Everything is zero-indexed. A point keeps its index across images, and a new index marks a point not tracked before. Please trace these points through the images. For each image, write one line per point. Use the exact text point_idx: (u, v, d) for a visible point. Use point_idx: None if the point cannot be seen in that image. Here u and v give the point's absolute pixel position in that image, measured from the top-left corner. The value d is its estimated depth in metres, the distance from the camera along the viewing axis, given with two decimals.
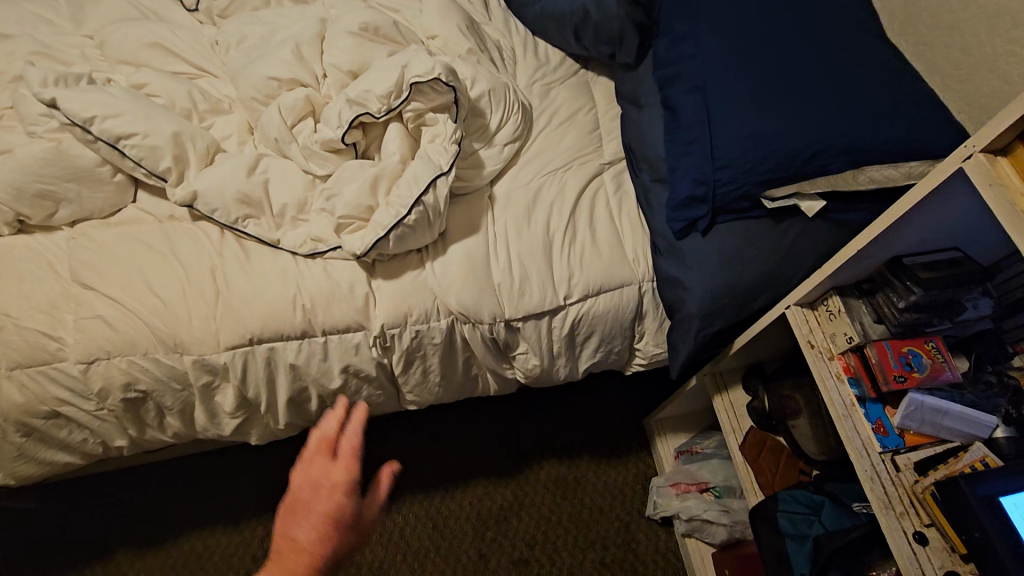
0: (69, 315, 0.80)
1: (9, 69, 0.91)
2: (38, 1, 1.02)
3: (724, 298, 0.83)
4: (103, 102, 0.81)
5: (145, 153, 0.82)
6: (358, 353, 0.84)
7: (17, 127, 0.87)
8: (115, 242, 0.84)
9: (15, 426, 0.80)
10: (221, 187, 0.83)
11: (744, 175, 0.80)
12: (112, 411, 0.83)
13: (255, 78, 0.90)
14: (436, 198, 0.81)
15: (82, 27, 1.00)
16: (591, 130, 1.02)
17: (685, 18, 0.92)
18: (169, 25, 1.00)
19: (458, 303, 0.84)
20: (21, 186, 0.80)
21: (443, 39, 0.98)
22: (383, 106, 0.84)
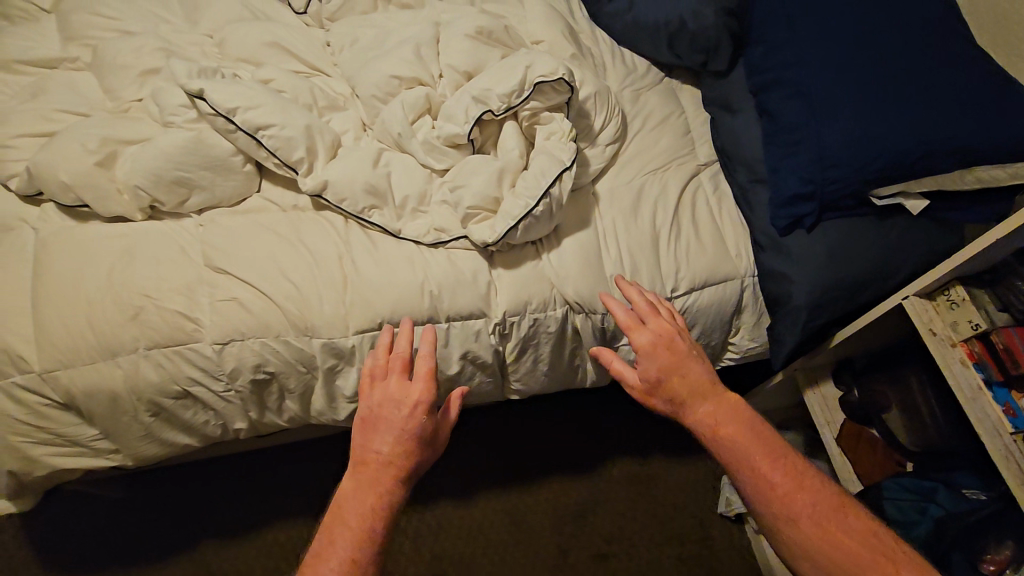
0: (204, 297, 0.82)
1: (138, 63, 0.95)
2: (154, 2, 1.06)
3: (832, 291, 0.86)
4: (243, 95, 0.85)
5: (281, 144, 0.85)
6: (478, 340, 0.86)
7: (148, 118, 0.91)
8: (245, 229, 0.87)
9: (147, 405, 0.82)
10: (351, 177, 0.86)
11: (855, 174, 0.84)
12: (238, 393, 0.85)
13: (376, 76, 0.94)
14: (561, 191, 0.85)
15: (199, 27, 1.04)
16: (683, 133, 1.06)
17: (782, 28, 0.97)
18: (283, 27, 1.04)
19: (575, 293, 0.87)
20: (162, 172, 0.83)
21: (547, 44, 1.02)
22: (503, 104, 0.88)
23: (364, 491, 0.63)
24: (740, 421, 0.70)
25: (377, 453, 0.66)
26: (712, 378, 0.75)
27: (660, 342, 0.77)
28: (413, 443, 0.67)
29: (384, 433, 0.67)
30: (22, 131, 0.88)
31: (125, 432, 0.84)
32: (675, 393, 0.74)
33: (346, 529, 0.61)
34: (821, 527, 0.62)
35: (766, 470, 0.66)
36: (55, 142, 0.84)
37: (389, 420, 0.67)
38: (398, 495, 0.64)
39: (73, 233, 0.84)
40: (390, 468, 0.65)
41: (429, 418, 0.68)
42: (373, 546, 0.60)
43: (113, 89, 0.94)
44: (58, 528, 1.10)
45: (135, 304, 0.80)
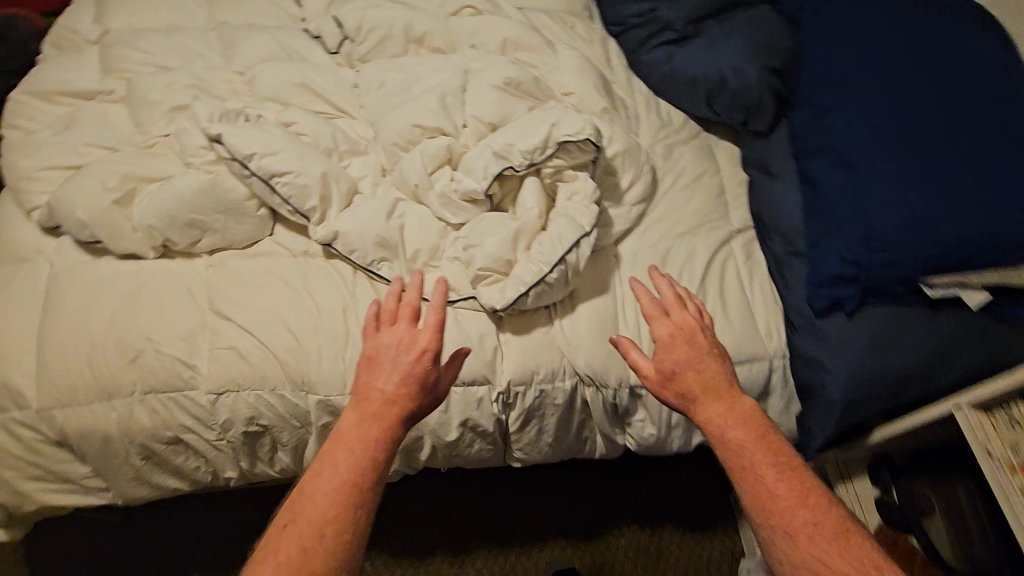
0: (204, 344, 0.81)
1: (168, 99, 0.96)
2: (192, 36, 1.07)
3: (872, 387, 0.78)
4: (263, 140, 0.84)
5: (295, 192, 0.84)
6: (479, 408, 0.81)
7: (170, 155, 0.91)
8: (252, 274, 0.86)
9: (138, 449, 0.81)
10: (362, 229, 0.84)
11: (905, 259, 0.76)
12: (230, 442, 0.83)
13: (398, 124, 0.92)
14: (577, 258, 0.80)
15: (232, 63, 1.05)
16: (718, 194, 0.99)
17: (831, 93, 0.91)
18: (313, 67, 1.03)
19: (586, 366, 0.82)
20: (175, 214, 0.83)
21: (578, 96, 0.99)
22: (525, 161, 0.84)
23: (363, 425, 0.63)
24: (749, 426, 0.66)
25: (381, 389, 0.65)
26: (729, 381, 0.70)
27: (682, 333, 0.74)
28: (416, 387, 0.66)
29: (388, 372, 0.66)
30: (51, 163, 0.91)
31: (115, 473, 0.83)
32: (687, 385, 0.70)
33: (344, 458, 0.61)
34: (819, 534, 0.58)
35: (772, 482, 0.62)
36: (77, 177, 0.85)
37: (395, 360, 0.67)
38: (394, 436, 0.64)
39: (85, 268, 0.84)
40: (390, 407, 0.65)
41: (434, 366, 0.67)
42: (369, 480, 0.60)
43: (142, 123, 0.95)
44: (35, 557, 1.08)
45: (135, 347, 0.79)
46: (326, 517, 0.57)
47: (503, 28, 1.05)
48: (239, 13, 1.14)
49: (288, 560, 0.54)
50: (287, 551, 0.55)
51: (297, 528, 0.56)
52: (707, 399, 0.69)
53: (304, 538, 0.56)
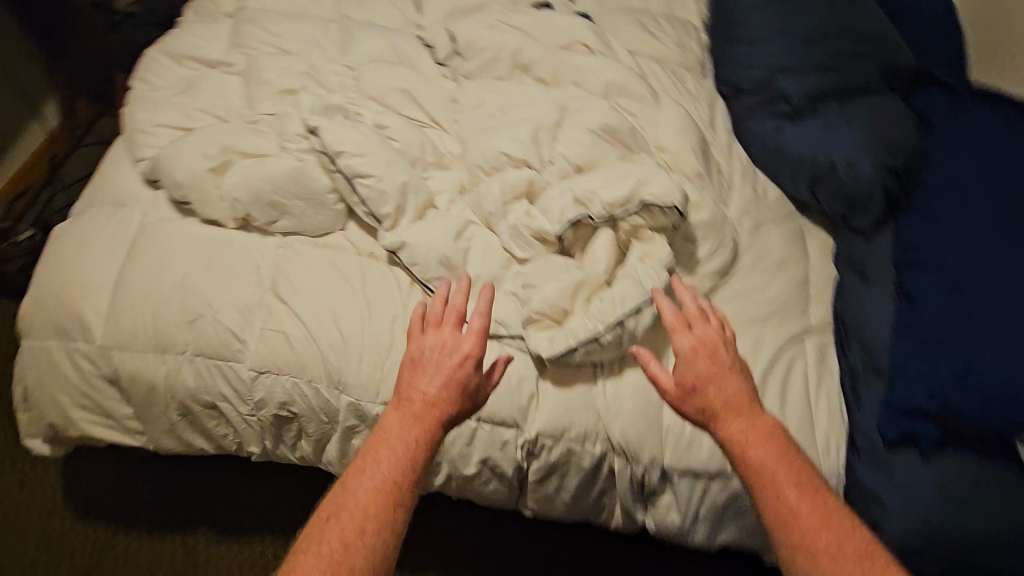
0: (258, 321, 0.83)
1: (280, 82, 1.01)
2: (315, 25, 1.13)
3: (935, 541, 0.71)
4: (355, 140, 0.87)
5: (374, 195, 0.86)
6: (502, 450, 0.79)
7: (268, 134, 0.95)
8: (317, 264, 0.88)
9: (177, 405, 0.85)
10: (429, 244, 0.85)
11: (1001, 412, 0.70)
12: (259, 420, 0.85)
13: (486, 149, 0.92)
14: (636, 324, 0.78)
15: (345, 57, 1.09)
16: (800, 284, 0.93)
17: (948, 204, 0.84)
18: (419, 76, 1.06)
19: (621, 435, 0.78)
20: (261, 193, 0.87)
21: (672, 154, 0.96)
22: (604, 212, 0.82)
23: (406, 424, 0.68)
24: (770, 440, 0.67)
25: (423, 392, 0.70)
26: (750, 397, 0.71)
27: (710, 352, 0.73)
28: (457, 390, 0.70)
29: (431, 375, 0.71)
30: (165, 121, 0.97)
31: (152, 421, 0.88)
32: (711, 404, 0.70)
33: (388, 453, 0.66)
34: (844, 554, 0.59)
35: (792, 499, 0.63)
36: (184, 140, 0.91)
37: (438, 363, 0.71)
38: (434, 436, 0.68)
39: (172, 225, 0.90)
40: (428, 411, 0.69)
41: (475, 372, 0.71)
42: (408, 476, 0.65)
43: (252, 100, 1.00)
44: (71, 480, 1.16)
45: (196, 309, 0.83)
46: (368, 507, 0.62)
47: (610, 71, 1.04)
48: (363, 10, 1.18)
49: (331, 546, 0.59)
50: (332, 537, 0.60)
51: (342, 516, 0.61)
52: (733, 413, 0.69)
53: (346, 528, 0.60)
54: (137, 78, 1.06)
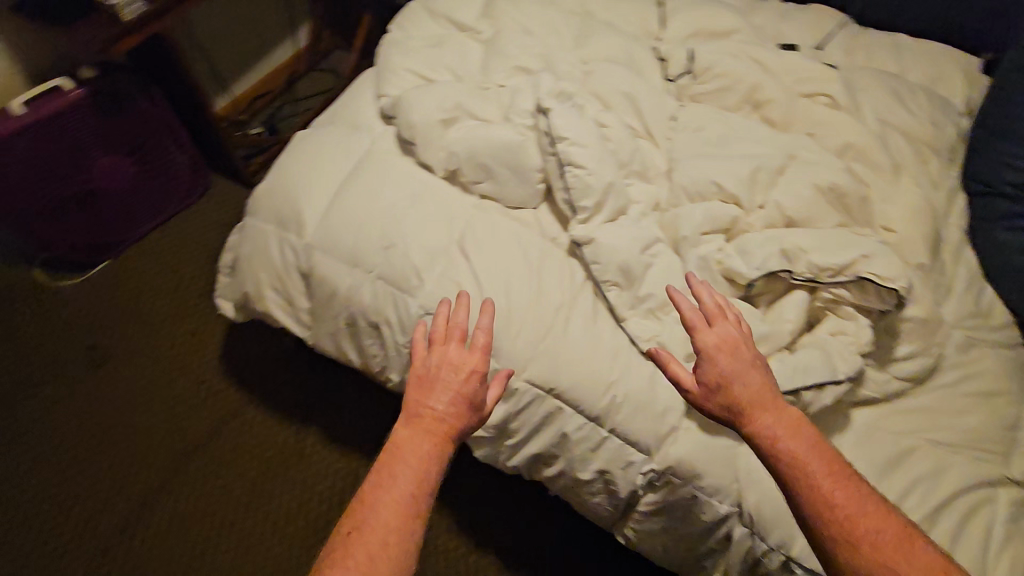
0: (438, 267, 0.89)
1: (518, 60, 1.07)
2: (561, 15, 1.17)
3: None
4: (578, 130, 0.89)
5: (579, 185, 0.87)
6: (625, 470, 0.79)
7: (495, 102, 1.01)
8: (504, 233, 0.92)
9: (348, 316, 0.94)
10: (615, 249, 0.85)
11: None
12: (409, 354, 0.90)
13: (698, 174, 0.90)
14: (812, 399, 0.73)
15: (580, 50, 1.12)
16: (1009, 424, 0.80)
17: None
18: (646, 85, 1.06)
19: (755, 505, 0.74)
20: (478, 154, 0.93)
21: (897, 237, 0.87)
22: (809, 273, 0.78)
23: (418, 441, 0.64)
24: (802, 435, 0.62)
25: (430, 408, 0.67)
26: (773, 390, 0.66)
27: (731, 348, 0.68)
28: (465, 404, 0.68)
29: (440, 392, 0.68)
30: (411, 68, 1.06)
31: (323, 322, 0.98)
32: (735, 402, 0.65)
33: (401, 474, 0.62)
34: (906, 554, 0.53)
35: (828, 488, 0.58)
36: (425, 89, 0.99)
37: (448, 380, 0.69)
38: (445, 454, 0.65)
39: (391, 159, 0.99)
40: (439, 428, 0.66)
41: (482, 386, 0.70)
42: (424, 495, 0.61)
43: (488, 69, 1.07)
44: (252, 350, 1.41)
45: (391, 238, 0.91)
46: (389, 529, 0.58)
47: (851, 133, 0.97)
48: (607, 11, 1.21)
49: (353, 572, 0.55)
50: (352, 561, 0.56)
51: (365, 537, 0.58)
52: (761, 407, 0.64)
53: (371, 544, 0.57)
54: (396, 25, 1.17)
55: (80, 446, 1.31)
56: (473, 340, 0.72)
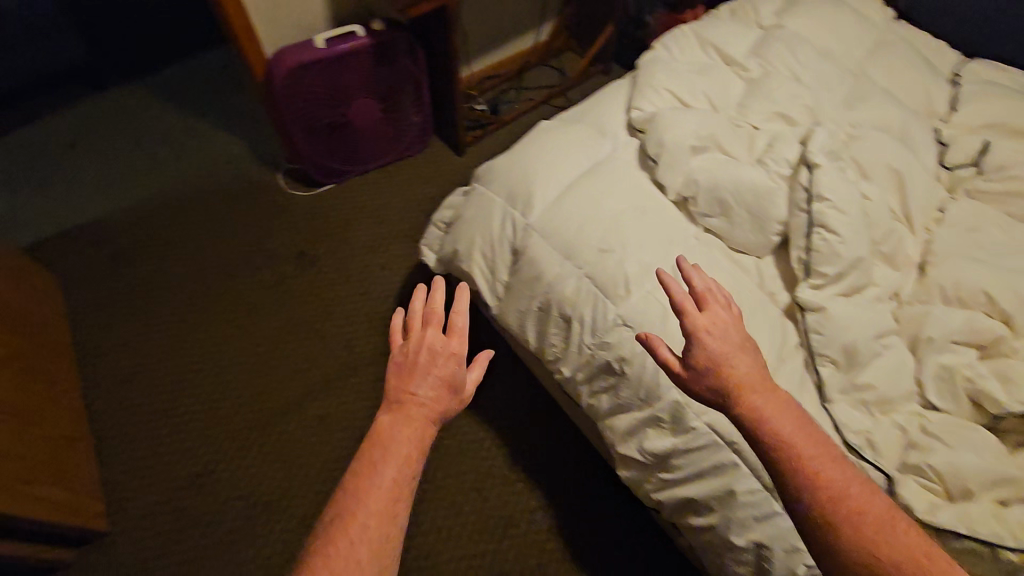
0: (648, 285, 0.90)
1: (783, 106, 1.03)
2: (836, 70, 1.11)
3: None
4: (841, 196, 0.85)
5: (825, 251, 0.83)
6: (787, 554, 0.76)
7: (748, 142, 0.99)
8: (721, 272, 0.91)
9: (543, 301, 0.98)
10: (846, 326, 0.80)
11: None
12: (590, 357, 0.93)
13: (965, 279, 0.83)
14: None
15: (850, 109, 1.05)
16: None
17: None
18: (920, 165, 0.97)
19: None
20: (721, 189, 0.92)
21: None
22: None
23: (401, 427, 0.65)
24: (795, 418, 0.61)
25: (412, 394, 0.67)
26: (760, 370, 0.65)
27: (719, 333, 0.66)
28: (447, 388, 0.69)
29: (422, 376, 0.69)
30: (671, 88, 1.07)
31: (515, 299, 1.03)
32: (725, 382, 0.63)
33: (382, 462, 0.63)
34: (890, 536, 0.53)
35: (819, 467, 0.57)
36: (683, 113, 1.00)
37: (430, 365, 0.69)
38: (426, 441, 0.66)
39: (628, 170, 1.02)
40: (420, 414, 0.67)
41: (459, 369, 0.70)
42: (406, 477, 0.63)
43: (746, 106, 1.05)
44: (424, 300, 1.56)
45: (610, 243, 0.94)
46: (372, 511, 0.60)
47: None
48: (889, 78, 1.13)
49: (339, 553, 0.57)
50: (336, 545, 0.58)
51: (349, 526, 0.59)
52: (755, 387, 0.62)
53: (354, 530, 0.59)
54: (662, 42, 1.18)
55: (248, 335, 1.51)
56: (453, 323, 0.72)
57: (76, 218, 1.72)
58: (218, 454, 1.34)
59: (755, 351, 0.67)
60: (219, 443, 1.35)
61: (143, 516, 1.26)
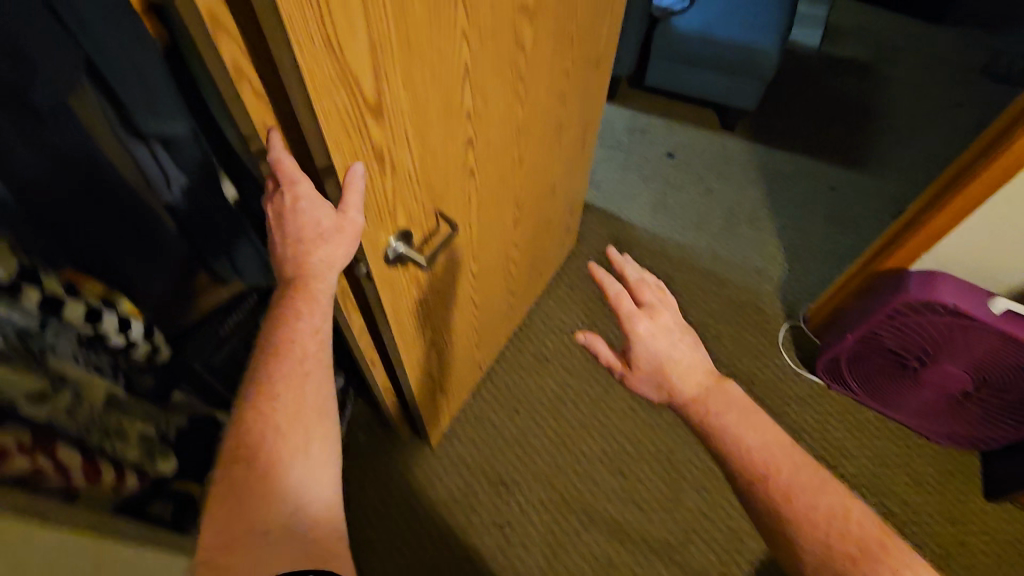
0: None
1: None
2: None
3: None
4: None
5: None
6: None
7: None
8: None
9: None
10: None
11: None
12: None
13: None
14: None
15: None
16: None
17: None
18: None
19: None
20: None
21: None
22: None
23: (288, 298, 0.63)
24: (722, 400, 0.73)
25: (294, 257, 0.62)
26: (696, 355, 0.76)
27: (652, 326, 0.76)
28: (318, 236, 0.61)
29: (284, 237, 0.62)
30: None
31: None
32: (666, 381, 0.75)
33: (279, 338, 0.62)
34: (845, 530, 0.62)
35: (754, 455, 0.68)
36: None
37: (286, 227, 0.61)
38: (311, 301, 0.63)
39: None
40: (303, 280, 0.63)
41: (312, 198, 0.59)
42: (301, 342, 0.63)
43: None
44: None
45: None
46: (275, 382, 0.61)
47: None
48: None
49: (257, 427, 0.59)
50: (252, 421, 0.59)
51: (257, 407, 0.60)
52: (689, 377, 0.74)
53: (267, 403, 0.60)
54: None
55: (624, 424, 1.48)
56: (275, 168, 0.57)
57: (622, 211, 1.90)
58: (526, 489, 1.39)
59: (688, 337, 0.77)
60: (533, 480, 1.40)
61: (454, 465, 1.41)
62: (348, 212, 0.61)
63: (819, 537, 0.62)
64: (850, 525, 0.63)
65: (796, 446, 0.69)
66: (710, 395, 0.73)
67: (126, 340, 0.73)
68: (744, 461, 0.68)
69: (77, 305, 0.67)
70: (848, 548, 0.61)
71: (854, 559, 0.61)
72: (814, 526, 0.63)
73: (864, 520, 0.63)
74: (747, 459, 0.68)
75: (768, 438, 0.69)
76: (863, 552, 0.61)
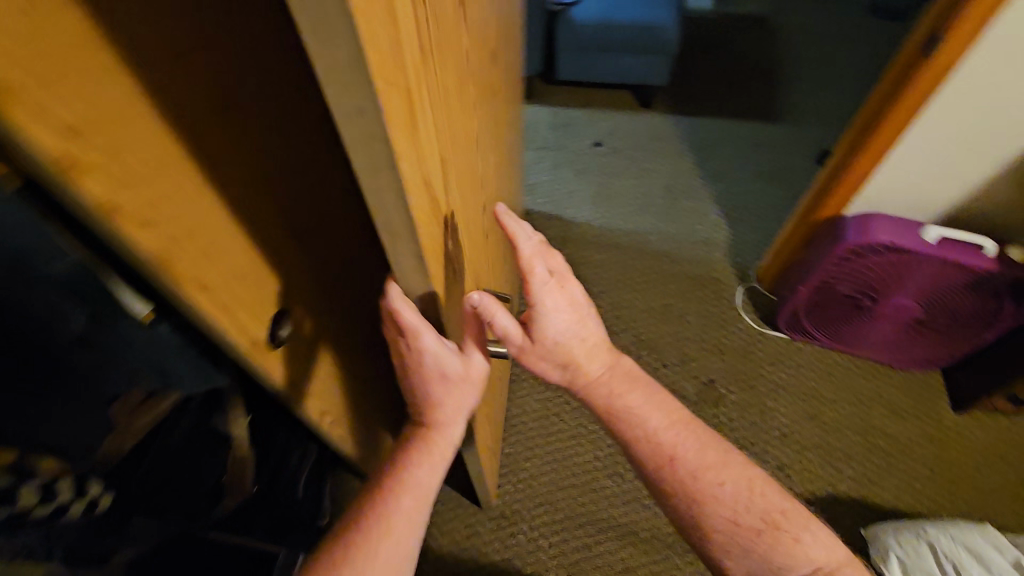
0: None
1: None
2: None
3: None
4: None
5: None
6: None
7: None
8: None
9: None
10: None
11: None
12: None
13: None
14: None
15: None
16: None
17: None
18: None
19: None
20: None
21: None
22: None
23: (413, 448, 0.72)
24: (631, 384, 0.82)
25: (422, 412, 0.70)
26: (602, 342, 0.80)
27: (560, 303, 0.71)
28: (436, 382, 0.65)
29: (411, 388, 0.69)
30: None
31: None
32: (577, 373, 0.80)
33: (390, 477, 0.70)
34: (746, 502, 0.76)
35: (661, 438, 0.80)
36: None
37: (414, 376, 0.65)
38: (431, 453, 0.71)
39: None
40: (430, 431, 0.72)
41: (432, 355, 0.61)
42: (408, 486, 0.69)
43: None
44: None
45: None
46: (371, 516, 0.66)
47: None
48: None
49: (340, 551, 0.63)
50: (339, 548, 0.63)
51: (348, 535, 0.65)
52: (600, 365, 0.80)
53: (357, 533, 0.64)
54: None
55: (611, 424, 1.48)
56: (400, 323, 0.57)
57: (563, 210, 1.88)
58: (528, 515, 1.35)
59: (587, 316, 0.76)
60: (534, 504, 1.37)
61: (451, 509, 1.36)
62: (470, 364, 0.68)
63: (725, 516, 0.76)
64: (754, 498, 0.76)
65: (699, 424, 0.82)
66: (616, 378, 0.81)
67: (88, 499, 0.74)
68: (655, 449, 0.80)
69: (31, 491, 0.67)
70: (750, 521, 0.75)
71: (755, 530, 0.75)
72: (720, 502, 0.76)
73: (763, 490, 0.77)
74: (655, 442, 0.80)
75: (673, 421, 0.81)
76: (765, 523, 0.75)
